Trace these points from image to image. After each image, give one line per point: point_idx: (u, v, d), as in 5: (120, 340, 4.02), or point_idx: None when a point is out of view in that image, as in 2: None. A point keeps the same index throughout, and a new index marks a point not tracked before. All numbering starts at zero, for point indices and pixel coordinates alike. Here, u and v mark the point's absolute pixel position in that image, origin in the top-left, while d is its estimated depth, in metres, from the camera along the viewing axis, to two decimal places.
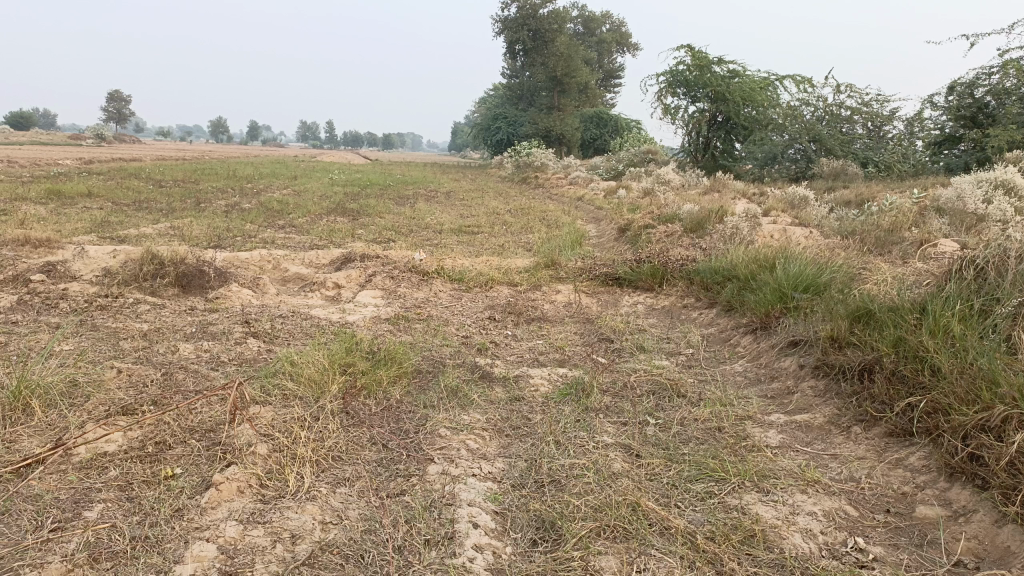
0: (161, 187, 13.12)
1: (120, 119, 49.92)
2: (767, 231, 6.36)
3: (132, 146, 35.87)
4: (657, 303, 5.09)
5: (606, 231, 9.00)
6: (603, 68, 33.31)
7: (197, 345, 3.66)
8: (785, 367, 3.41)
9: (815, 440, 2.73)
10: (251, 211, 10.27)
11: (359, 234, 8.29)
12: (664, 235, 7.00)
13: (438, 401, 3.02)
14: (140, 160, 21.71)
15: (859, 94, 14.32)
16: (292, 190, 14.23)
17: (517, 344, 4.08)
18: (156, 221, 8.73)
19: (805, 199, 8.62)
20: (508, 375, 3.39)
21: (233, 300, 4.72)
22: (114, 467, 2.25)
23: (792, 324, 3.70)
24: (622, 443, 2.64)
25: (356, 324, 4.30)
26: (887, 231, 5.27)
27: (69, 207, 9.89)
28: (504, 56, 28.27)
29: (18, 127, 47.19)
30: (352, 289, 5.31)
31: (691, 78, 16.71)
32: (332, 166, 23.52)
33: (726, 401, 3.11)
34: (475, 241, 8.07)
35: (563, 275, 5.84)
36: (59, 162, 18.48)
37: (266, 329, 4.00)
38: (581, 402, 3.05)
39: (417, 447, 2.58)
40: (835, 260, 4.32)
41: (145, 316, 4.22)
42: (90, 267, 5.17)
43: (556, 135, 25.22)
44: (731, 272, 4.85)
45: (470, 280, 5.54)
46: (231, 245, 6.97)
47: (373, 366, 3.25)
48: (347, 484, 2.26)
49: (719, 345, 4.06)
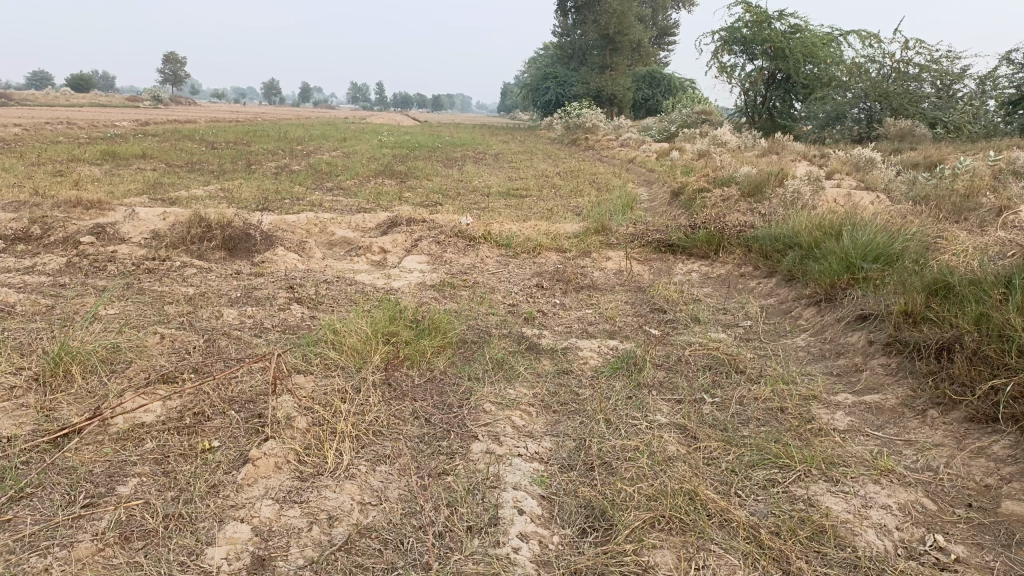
0: (212, 149, 13.24)
1: (176, 80, 50.63)
2: (830, 195, 6.04)
3: (186, 108, 36.40)
4: (713, 271, 4.87)
5: (658, 194, 8.74)
6: (657, 26, 32.39)
7: (240, 311, 3.61)
8: (852, 343, 3.19)
9: (886, 424, 2.54)
10: (299, 173, 10.25)
11: (406, 196, 8.21)
12: (720, 199, 6.73)
13: (484, 373, 2.90)
14: (195, 123, 21.98)
15: (928, 50, 13.56)
16: (341, 151, 14.21)
17: (566, 314, 3.93)
18: (207, 183, 8.78)
19: (872, 161, 8.19)
20: (557, 347, 3.25)
21: (278, 264, 4.67)
22: (150, 440, 2.21)
23: (860, 296, 3.47)
24: (676, 423, 2.49)
25: (401, 290, 4.20)
26: (964, 197, 4.92)
27: (123, 168, 10.03)
28: (556, 14, 27.66)
29: (79, 89, 48.45)
30: (398, 253, 5.22)
31: (749, 34, 16.06)
32: (382, 127, 23.47)
33: (788, 378, 2.92)
34: (524, 204, 7.90)
35: (614, 240, 5.65)
36: (116, 124, 18.88)
37: (310, 295, 3.93)
38: (633, 377, 2.90)
39: (461, 423, 2.47)
40: (908, 228, 4.04)
41: (190, 280, 4.19)
42: (139, 230, 5.18)
43: (607, 95, 24.68)
44: (793, 240, 4.60)
45: (518, 246, 5.40)
46: (279, 207, 6.94)
47: (417, 336, 3.14)
48: (387, 462, 2.17)
49: (780, 317, 3.85)
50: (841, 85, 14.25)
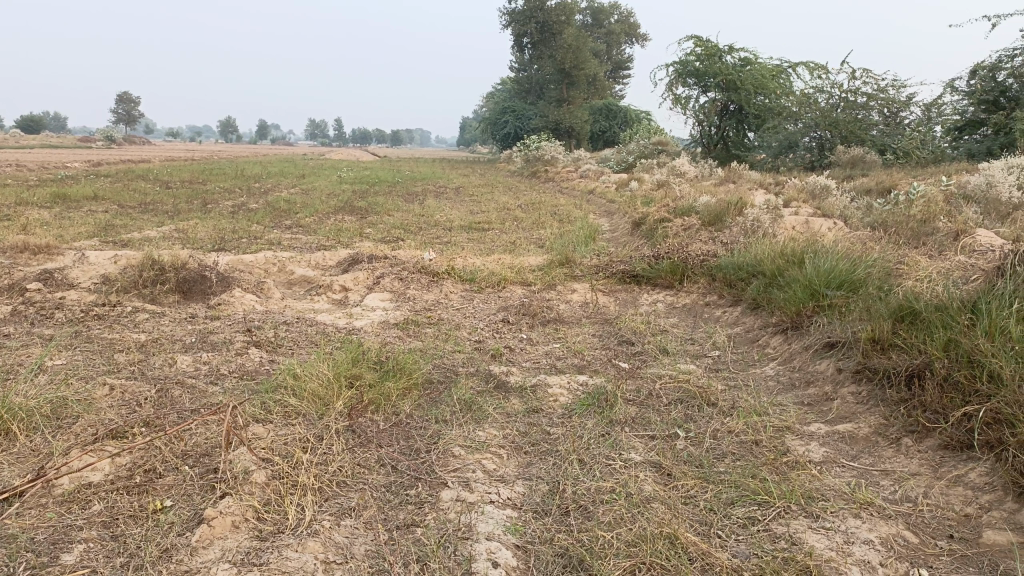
0: (167, 189, 12.99)
1: (130, 120, 49.95)
2: (789, 223, 6.10)
3: (140, 147, 35.85)
4: (678, 301, 4.86)
5: (619, 224, 8.77)
6: (611, 59, 33.01)
7: (196, 357, 3.47)
8: (822, 371, 3.18)
9: (861, 454, 2.50)
10: (257, 211, 10.09)
11: (367, 233, 8.11)
12: (682, 229, 6.77)
13: (451, 415, 2.81)
14: (148, 162, 21.65)
15: (874, 80, 13.98)
16: (300, 188, 14.07)
17: (533, 349, 3.87)
18: (161, 224, 8.58)
19: (827, 188, 8.35)
20: (525, 384, 3.18)
21: (235, 307, 4.52)
22: (98, 501, 2.07)
23: (826, 323, 3.46)
24: (651, 461, 2.42)
25: (363, 330, 4.09)
26: (919, 222, 5.01)
27: (74, 210, 9.76)
28: (512, 49, 28.01)
29: (28, 130, 47.54)
30: (359, 292, 5.11)
31: (701, 67, 16.40)
32: (341, 163, 23.35)
33: (760, 410, 2.88)
34: (486, 238, 7.86)
35: (578, 272, 5.62)
36: (66, 166, 18.47)
37: (269, 338, 3.80)
38: (604, 414, 2.84)
39: (429, 470, 2.37)
40: (869, 254, 4.08)
41: (143, 326, 4.03)
42: (88, 275, 4.99)
43: (565, 128, 24.96)
44: (756, 268, 4.62)
45: (482, 280, 5.33)
46: (236, 247, 6.79)
47: (381, 378, 3.04)
48: (352, 515, 2.06)
49: (747, 346, 3.83)
50: (792, 115, 14.60)
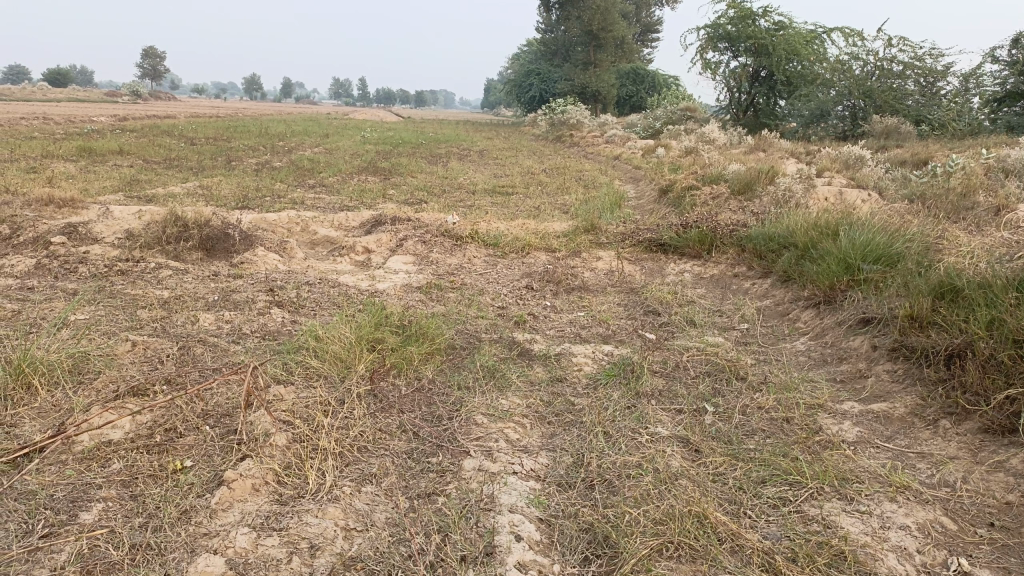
0: (191, 145, 12.98)
1: (155, 76, 49.96)
2: (821, 193, 5.95)
3: (166, 103, 35.86)
4: (705, 271, 4.76)
5: (646, 192, 8.63)
6: (640, 22, 32.36)
7: (217, 315, 3.44)
8: (855, 347, 3.09)
9: (895, 435, 2.43)
10: (280, 169, 10.05)
11: (390, 194, 8.03)
12: (710, 198, 6.63)
13: (474, 382, 2.76)
14: (172, 118, 21.66)
15: (912, 48, 13.55)
16: (323, 148, 14.00)
17: (557, 317, 3.81)
18: (185, 180, 8.56)
19: (861, 158, 8.13)
20: (549, 353, 3.12)
21: (258, 266, 4.49)
22: (118, 460, 2.05)
23: (861, 299, 3.36)
24: (678, 436, 2.36)
25: (386, 292, 4.05)
26: (959, 196, 4.84)
27: (99, 165, 9.77)
28: (539, 10, 27.50)
29: (55, 83, 47.88)
30: (382, 253, 5.06)
31: (733, 31, 15.96)
32: (365, 123, 23.24)
33: (791, 386, 2.81)
34: (510, 202, 7.76)
35: (603, 239, 5.53)
36: (93, 119, 18.56)
37: (291, 298, 3.77)
38: (630, 386, 2.77)
39: (451, 437, 2.33)
40: (907, 227, 3.95)
41: (165, 283, 4.01)
42: (112, 230, 4.98)
43: (591, 91, 24.56)
44: (788, 240, 4.50)
45: (506, 246, 5.25)
46: (259, 205, 6.76)
47: (403, 343, 3.00)
48: (373, 482, 2.03)
49: (777, 320, 3.74)
50: (825, 83, 14.23)
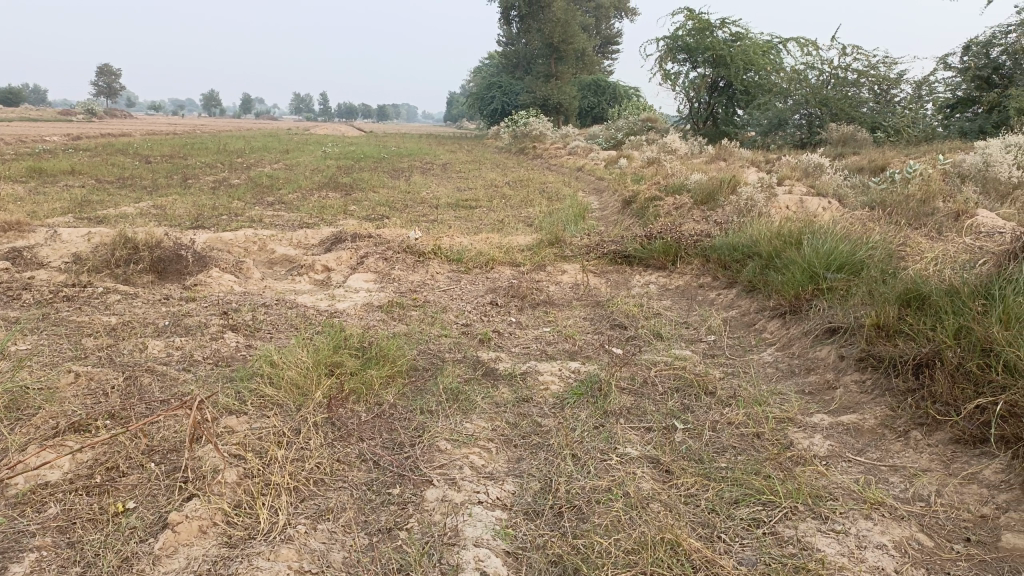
0: (147, 164, 12.70)
1: (111, 94, 49.08)
2: (782, 201, 5.97)
3: (122, 121, 35.19)
4: (671, 283, 4.73)
5: (609, 203, 8.61)
6: (600, 34, 32.63)
7: (168, 342, 3.30)
8: (823, 358, 3.06)
9: (867, 449, 2.39)
10: (239, 187, 9.86)
11: (351, 210, 7.90)
12: (673, 208, 6.63)
13: (437, 406, 2.66)
14: (128, 136, 21.23)
15: (865, 56, 13.81)
16: (283, 164, 13.80)
17: (523, 333, 3.73)
18: (139, 200, 8.34)
19: (821, 166, 8.21)
20: (515, 371, 3.04)
21: (212, 288, 4.34)
22: (54, 503, 1.92)
23: (827, 308, 3.34)
24: (648, 456, 2.29)
25: (346, 312, 3.93)
26: (918, 202, 4.88)
27: (49, 186, 9.48)
28: (499, 23, 27.57)
29: (7, 103, 46.82)
30: (342, 272, 4.94)
31: (691, 42, 16.14)
32: (326, 138, 23.02)
33: (760, 399, 2.76)
34: (473, 216, 7.69)
35: (568, 252, 5.47)
36: (45, 138, 18.12)
37: (246, 321, 3.63)
38: (598, 404, 2.70)
39: (413, 466, 2.23)
40: (869, 235, 3.95)
41: (114, 309, 3.85)
42: (59, 254, 4.79)
43: (553, 104, 24.65)
44: (752, 249, 4.48)
45: (469, 261, 5.17)
46: (215, 224, 6.59)
47: (363, 366, 2.90)
48: (330, 518, 1.93)
49: (744, 330, 3.71)
50: (782, 92, 14.42)
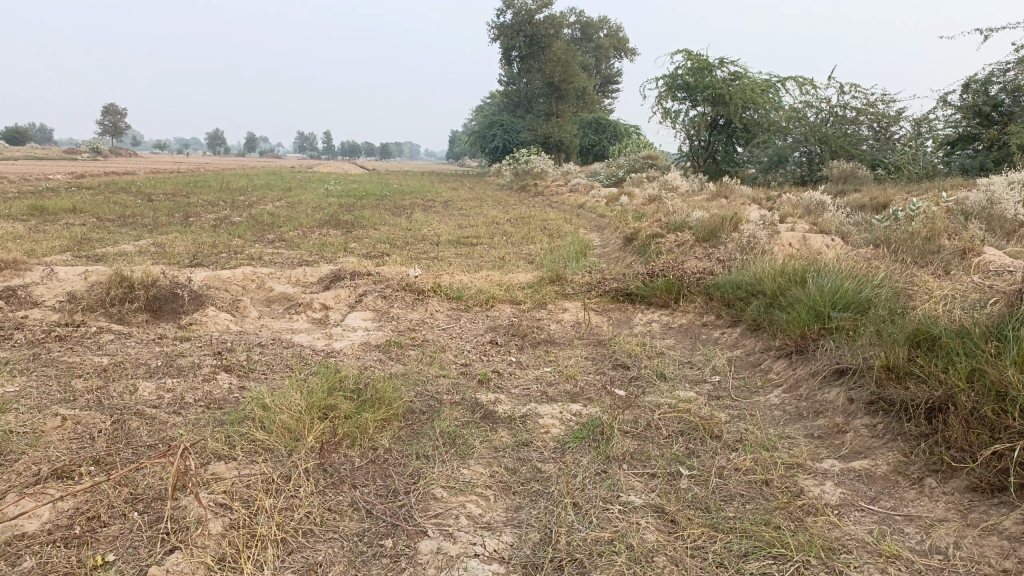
0: (149, 201, 12.73)
1: (117, 133, 49.58)
2: (785, 239, 5.92)
3: (127, 160, 35.49)
4: (674, 321, 4.65)
5: (610, 240, 8.58)
6: (600, 74, 33.04)
7: (159, 383, 3.22)
8: (831, 400, 2.98)
9: (880, 496, 2.30)
10: (240, 224, 9.85)
11: (351, 248, 7.87)
12: (675, 245, 6.58)
13: (434, 451, 2.58)
14: (132, 174, 21.37)
15: (863, 95, 13.92)
16: (285, 201, 13.83)
17: (523, 373, 3.65)
18: (139, 237, 8.32)
19: (822, 203, 8.19)
20: (514, 414, 2.95)
21: (208, 327, 4.28)
22: (30, 556, 1.82)
23: (834, 348, 3.27)
24: (652, 505, 2.20)
25: (343, 352, 3.86)
26: (923, 239, 4.83)
27: (49, 223, 9.48)
28: (501, 63, 27.91)
29: (14, 142, 47.35)
30: (340, 310, 4.87)
31: (691, 81, 16.28)
32: (328, 176, 23.14)
33: (768, 444, 2.68)
34: (474, 253, 7.65)
35: (569, 290, 5.41)
36: (49, 177, 18.25)
37: (240, 362, 3.56)
38: (600, 449, 2.61)
39: (407, 515, 2.13)
40: (875, 273, 3.89)
41: (106, 349, 3.78)
42: (54, 293, 4.74)
43: (554, 141, 24.83)
44: (755, 287, 4.42)
45: (469, 299, 5.10)
46: (214, 262, 6.54)
47: (358, 409, 2.82)
48: (318, 573, 1.83)
49: (749, 371, 3.62)
50: (782, 130, 14.50)
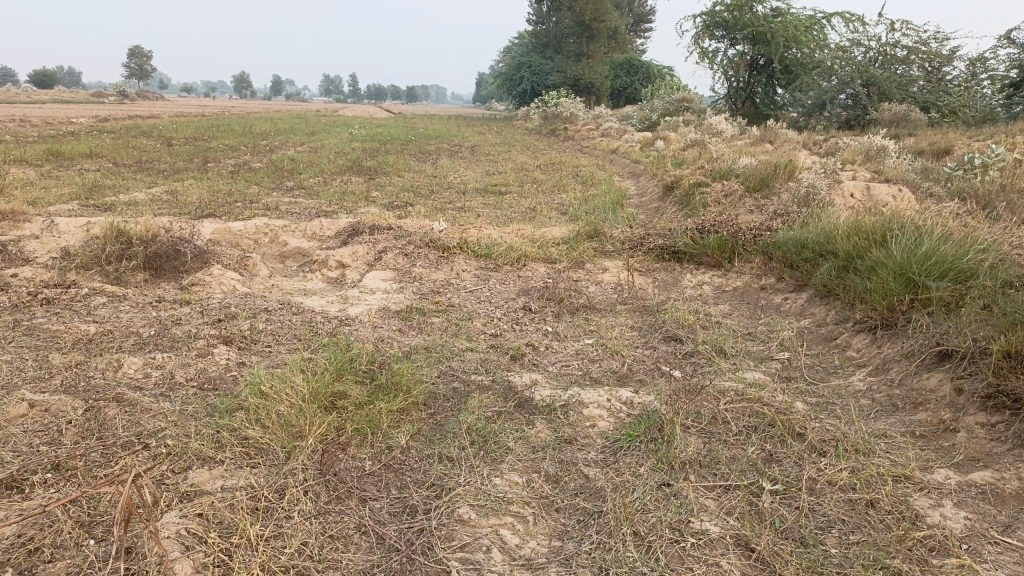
0: (168, 146, 12.34)
1: (143, 75, 49.05)
2: (847, 187, 5.33)
3: (153, 102, 35.12)
4: (727, 284, 4.17)
5: (648, 188, 8.02)
6: (632, 12, 31.72)
7: (148, 358, 2.82)
8: (933, 393, 2.51)
9: (1016, 524, 1.84)
10: (259, 171, 9.42)
11: (373, 197, 7.41)
12: (722, 195, 6.03)
13: (460, 452, 2.15)
14: (155, 118, 21.00)
15: (916, 32, 12.98)
16: (307, 146, 13.34)
17: (562, 346, 3.21)
18: (152, 185, 7.93)
19: (884, 148, 7.49)
20: (554, 402, 2.51)
21: (212, 288, 3.86)
22: None
23: (932, 326, 2.78)
24: (731, 536, 1.78)
25: (358, 320, 3.43)
26: (1016, 192, 4.23)
27: (63, 169, 9.13)
28: (530, 1, 26.78)
29: (42, 85, 47.42)
30: (358, 268, 4.44)
31: (729, 19, 15.33)
32: (353, 119, 22.59)
33: (863, 447, 2.23)
34: (503, 203, 7.15)
35: (609, 246, 4.92)
36: (73, 121, 17.95)
37: (242, 331, 3.14)
38: (660, 450, 2.17)
39: (424, 545, 1.72)
40: (971, 233, 3.35)
41: (97, 315, 3.38)
42: (47, 249, 4.34)
43: (585, 83, 23.91)
44: (825, 246, 3.89)
45: (498, 257, 4.63)
46: (227, 212, 6.13)
47: (371, 396, 2.40)
48: None
49: (824, 347, 3.15)
50: (827, 71, 13.63)
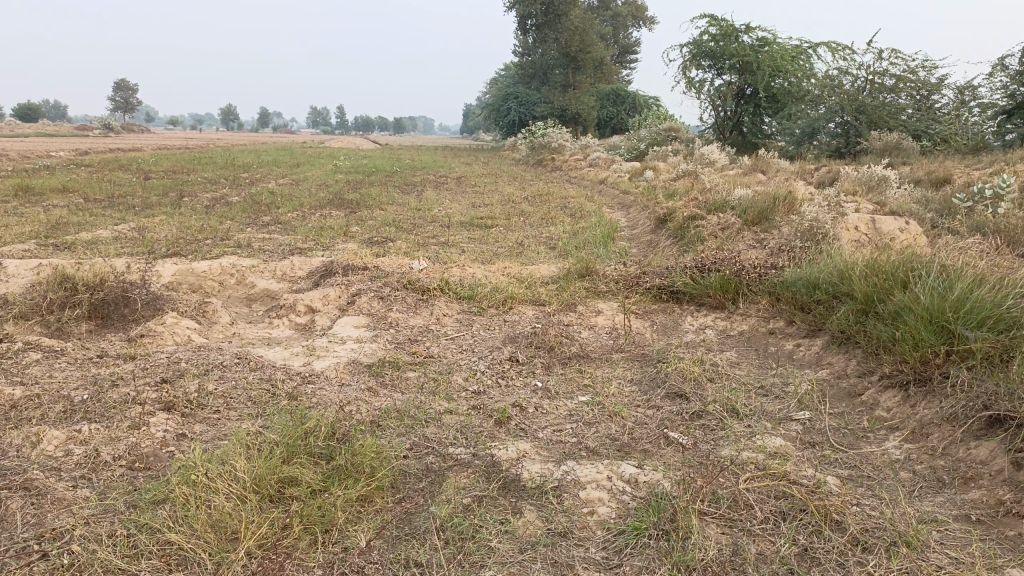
0: (144, 180, 11.96)
1: (129, 108, 48.75)
2: (852, 219, 5.01)
3: (138, 135, 34.81)
4: (733, 328, 3.82)
5: (640, 221, 7.72)
6: (618, 43, 31.80)
7: (72, 430, 2.42)
8: (987, 468, 2.15)
9: None
10: (235, 205, 9.05)
11: (352, 232, 7.04)
12: (720, 228, 5.71)
13: (432, 555, 1.77)
14: (137, 151, 20.57)
15: (904, 61, 12.83)
16: (290, 178, 13.00)
17: (554, 406, 2.83)
18: (120, 221, 7.53)
19: (885, 178, 7.21)
20: (545, 482, 2.13)
21: (163, 339, 3.47)
22: None
23: (976, 384, 2.43)
24: None
25: (324, 376, 3.04)
26: None
27: (30, 205, 8.73)
28: (516, 33, 26.76)
29: (24, 119, 46.98)
30: (329, 313, 4.06)
31: (716, 48, 15.21)
32: (340, 151, 22.29)
33: (916, 538, 1.86)
34: (488, 238, 6.81)
35: (602, 285, 4.58)
36: (52, 154, 17.57)
37: (187, 393, 2.74)
38: (675, 550, 1.80)
39: None
40: (1004, 274, 3.02)
41: (25, 375, 2.98)
42: None
43: (571, 114, 23.77)
44: (839, 287, 3.56)
45: (482, 299, 4.27)
46: (195, 250, 5.75)
47: (327, 481, 2.02)
48: None
49: (849, 404, 2.79)
50: (815, 99, 13.47)
